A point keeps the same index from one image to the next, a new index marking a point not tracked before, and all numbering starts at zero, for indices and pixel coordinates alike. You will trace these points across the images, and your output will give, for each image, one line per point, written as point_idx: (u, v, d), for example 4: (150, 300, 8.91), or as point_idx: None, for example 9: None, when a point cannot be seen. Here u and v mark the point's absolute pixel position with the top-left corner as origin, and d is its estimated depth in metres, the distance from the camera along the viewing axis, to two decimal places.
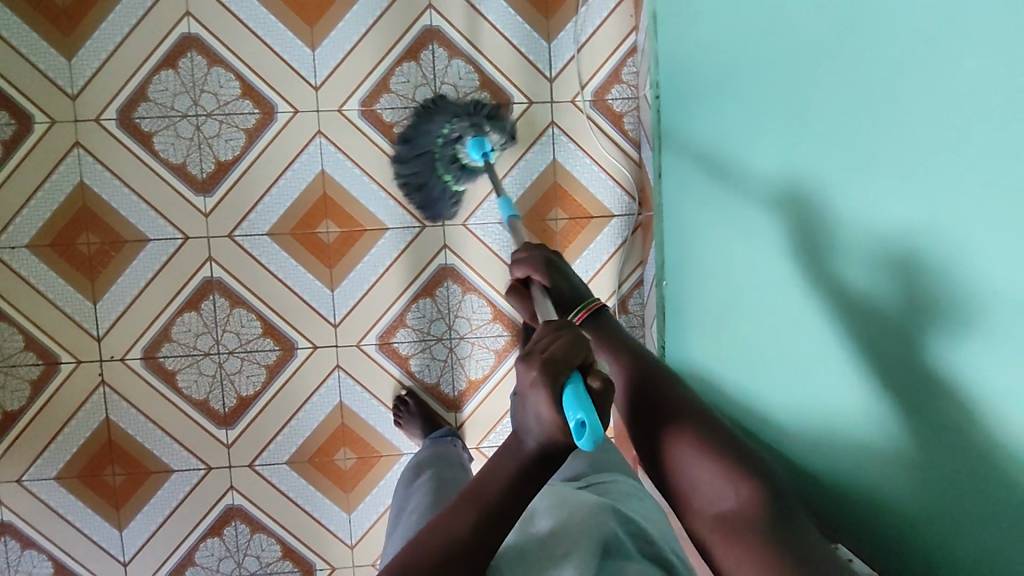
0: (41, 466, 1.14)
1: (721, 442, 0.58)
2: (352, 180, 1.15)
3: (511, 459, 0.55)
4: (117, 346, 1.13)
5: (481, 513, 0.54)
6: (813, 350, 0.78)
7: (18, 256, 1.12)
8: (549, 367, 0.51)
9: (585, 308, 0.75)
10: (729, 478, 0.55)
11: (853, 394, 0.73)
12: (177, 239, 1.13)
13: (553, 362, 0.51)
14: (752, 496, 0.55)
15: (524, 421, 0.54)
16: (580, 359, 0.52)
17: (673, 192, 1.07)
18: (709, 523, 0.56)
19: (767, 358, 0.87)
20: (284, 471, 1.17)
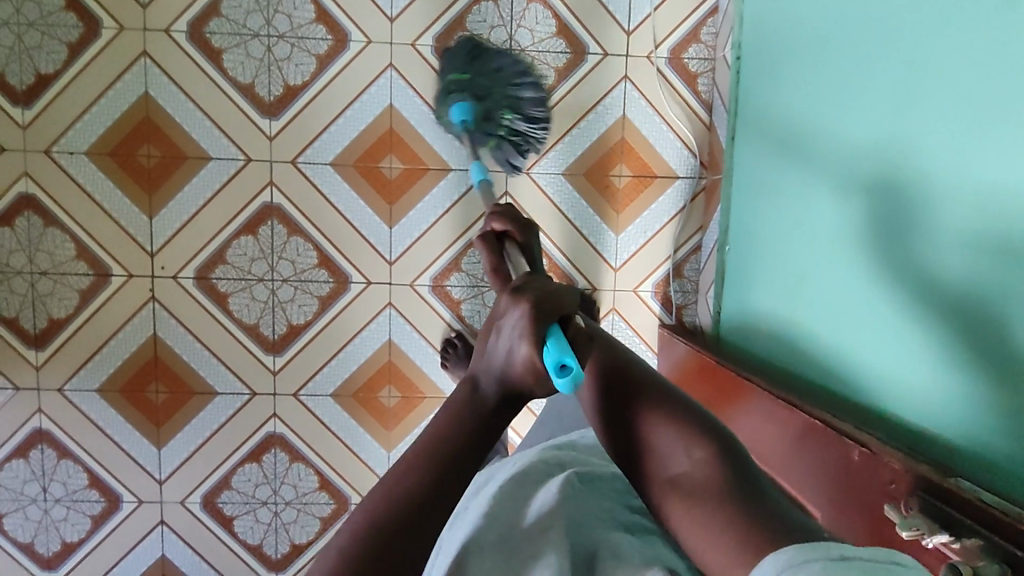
0: (84, 377, 1.13)
1: (687, 413, 0.50)
2: (419, 116, 1.13)
3: (467, 415, 0.49)
4: (170, 264, 1.12)
5: (435, 469, 0.46)
6: (869, 309, 0.77)
7: (76, 162, 1.10)
8: (541, 303, 0.47)
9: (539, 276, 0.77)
10: (686, 441, 0.48)
11: (922, 343, 0.69)
12: (238, 160, 1.11)
13: (544, 302, 0.48)
14: (718, 462, 0.47)
15: (490, 363, 0.49)
16: (564, 307, 0.49)
17: (747, 156, 1.07)
18: (664, 488, 0.48)
19: (822, 320, 0.86)
20: (328, 404, 1.17)
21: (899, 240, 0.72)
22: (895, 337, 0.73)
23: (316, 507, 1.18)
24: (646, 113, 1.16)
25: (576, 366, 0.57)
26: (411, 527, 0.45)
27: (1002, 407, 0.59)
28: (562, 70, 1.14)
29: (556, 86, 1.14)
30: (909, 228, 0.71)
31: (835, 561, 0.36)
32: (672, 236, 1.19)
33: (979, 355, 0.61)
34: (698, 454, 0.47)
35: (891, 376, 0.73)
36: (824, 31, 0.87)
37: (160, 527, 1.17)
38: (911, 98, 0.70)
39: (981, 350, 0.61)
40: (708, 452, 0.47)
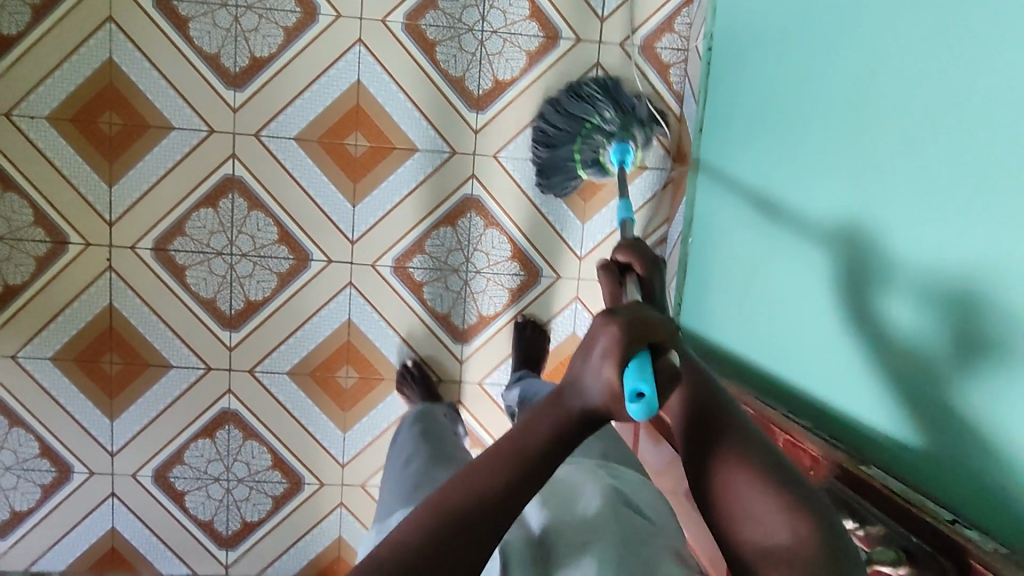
0: (38, 345, 1.12)
1: (786, 481, 0.45)
2: (387, 94, 1.12)
3: (550, 420, 0.46)
4: (128, 233, 1.11)
5: (510, 474, 0.44)
6: (819, 305, 0.76)
7: (36, 127, 1.08)
8: (633, 326, 0.45)
9: None
10: (788, 516, 0.43)
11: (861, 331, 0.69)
12: (201, 131, 1.10)
13: (634, 326, 0.45)
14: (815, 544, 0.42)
15: (574, 373, 0.46)
16: (655, 337, 0.47)
17: (712, 147, 1.05)
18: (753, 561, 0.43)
19: (773, 312, 0.86)
20: (284, 382, 1.16)
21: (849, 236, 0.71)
22: (840, 332, 0.72)
23: (269, 485, 1.17)
24: None
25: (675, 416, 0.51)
26: (478, 527, 0.43)
27: (943, 401, 0.59)
28: (534, 54, 1.13)
29: (527, 70, 1.13)
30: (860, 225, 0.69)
31: None
32: (640, 225, 1.16)
33: (928, 355, 0.61)
34: (800, 533, 0.42)
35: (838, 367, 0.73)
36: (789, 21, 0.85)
37: (110, 499, 1.16)
38: (864, 92, 0.69)
39: (920, 341, 0.62)
40: (806, 522, 0.43)
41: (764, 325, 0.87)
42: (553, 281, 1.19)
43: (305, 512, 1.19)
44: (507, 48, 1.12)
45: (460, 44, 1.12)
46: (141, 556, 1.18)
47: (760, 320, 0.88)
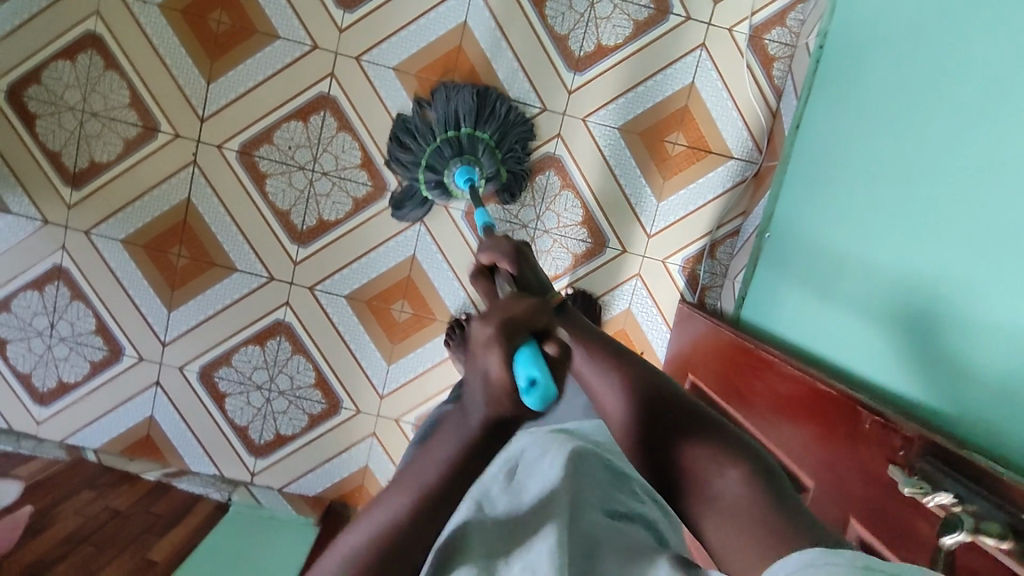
0: (112, 225, 1.14)
1: (716, 440, 0.45)
2: (490, 40, 1.12)
3: (453, 442, 0.41)
4: (217, 132, 1.13)
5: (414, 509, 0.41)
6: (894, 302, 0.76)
7: (147, 13, 1.10)
8: (513, 321, 0.39)
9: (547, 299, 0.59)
10: (717, 460, 0.43)
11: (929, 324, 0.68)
12: (305, 46, 1.11)
13: (514, 321, 0.39)
14: (748, 480, 0.42)
15: (467, 382, 0.41)
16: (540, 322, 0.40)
17: (805, 147, 1.05)
18: (705, 514, 0.43)
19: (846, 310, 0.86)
20: (341, 305, 1.18)
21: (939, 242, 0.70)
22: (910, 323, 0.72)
23: (307, 403, 1.20)
24: (716, 86, 1.14)
25: (614, 414, 0.50)
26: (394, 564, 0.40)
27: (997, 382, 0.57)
28: (642, 25, 1.12)
29: (632, 39, 1.13)
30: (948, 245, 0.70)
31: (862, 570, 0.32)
32: (716, 214, 1.18)
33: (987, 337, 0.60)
34: (731, 474, 0.43)
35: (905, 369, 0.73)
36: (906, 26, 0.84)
37: (154, 388, 1.19)
38: (979, 101, 0.68)
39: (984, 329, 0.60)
40: (739, 473, 0.43)
41: (840, 316, 0.87)
42: (618, 254, 1.19)
43: (337, 436, 1.21)
44: (617, 15, 1.12)
45: (570, 3, 1.12)
46: (172, 448, 1.21)
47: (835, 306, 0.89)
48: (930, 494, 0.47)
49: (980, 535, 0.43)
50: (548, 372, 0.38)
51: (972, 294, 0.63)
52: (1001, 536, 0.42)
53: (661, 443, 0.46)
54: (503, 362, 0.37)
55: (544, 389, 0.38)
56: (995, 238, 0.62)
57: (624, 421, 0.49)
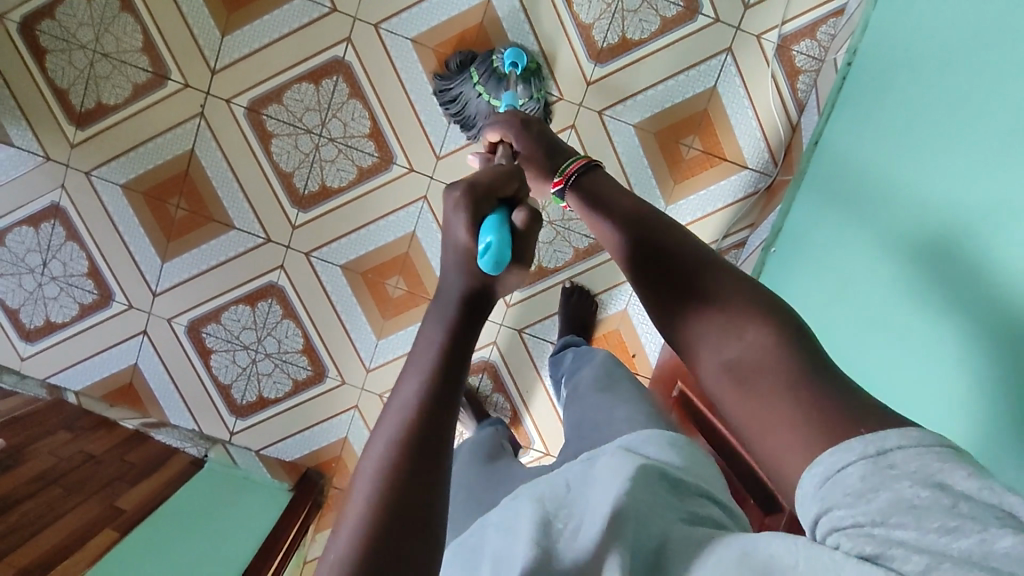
0: (113, 169, 1.13)
1: (739, 301, 0.48)
2: (513, 21, 1.10)
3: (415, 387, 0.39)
4: (228, 86, 1.11)
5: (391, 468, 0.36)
6: None
7: None
8: (479, 188, 0.45)
9: (573, 162, 0.63)
10: (737, 321, 0.47)
11: None
12: (324, 7, 1.09)
13: (479, 187, 0.45)
14: (769, 338, 0.45)
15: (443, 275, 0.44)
16: (507, 192, 0.47)
17: (820, 165, 1.03)
18: (720, 369, 0.47)
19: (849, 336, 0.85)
20: (336, 274, 1.17)
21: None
22: None
23: (292, 368, 1.20)
24: (737, 93, 1.12)
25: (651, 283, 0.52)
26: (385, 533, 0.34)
27: None
28: (669, 22, 1.10)
29: (658, 36, 1.10)
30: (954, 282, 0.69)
31: (872, 455, 0.37)
32: (723, 224, 1.16)
33: None
34: (750, 333, 0.46)
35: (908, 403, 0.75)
36: (937, 51, 0.81)
37: (141, 336, 1.19)
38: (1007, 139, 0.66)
39: None
40: (758, 331, 0.46)
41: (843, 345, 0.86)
42: None
43: (319, 405, 1.21)
44: (644, 9, 1.09)
45: None
46: (154, 398, 1.21)
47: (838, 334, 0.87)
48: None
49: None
50: (502, 235, 0.42)
51: None
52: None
53: (686, 307, 0.50)
54: (471, 230, 0.43)
55: (496, 249, 0.41)
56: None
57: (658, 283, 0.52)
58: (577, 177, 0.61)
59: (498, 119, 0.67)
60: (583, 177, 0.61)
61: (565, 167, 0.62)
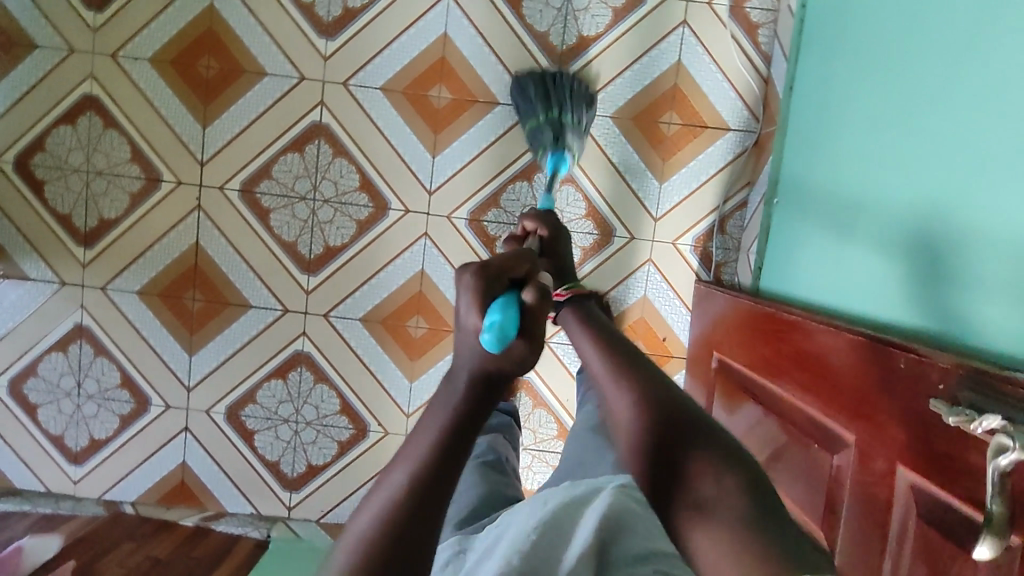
0: (126, 279, 1.17)
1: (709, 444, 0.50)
2: (472, 47, 1.13)
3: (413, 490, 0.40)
4: (218, 174, 1.15)
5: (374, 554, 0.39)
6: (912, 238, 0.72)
7: (138, 68, 1.13)
8: (488, 273, 0.42)
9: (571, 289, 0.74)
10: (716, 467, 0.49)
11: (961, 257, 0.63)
12: (292, 78, 1.13)
13: (488, 271, 0.42)
14: (742, 493, 0.47)
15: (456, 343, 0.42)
16: (521, 271, 0.44)
17: (800, 107, 1.04)
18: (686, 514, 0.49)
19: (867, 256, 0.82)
20: (356, 328, 1.18)
21: (948, 173, 0.67)
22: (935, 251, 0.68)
23: (335, 430, 1.19)
24: (702, 61, 1.13)
25: (631, 406, 0.53)
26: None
27: None
28: (620, 11, 1.12)
29: (612, 26, 1.13)
30: (947, 173, 0.67)
31: None
32: (720, 189, 1.16)
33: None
34: (724, 485, 0.48)
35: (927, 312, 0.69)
36: None
37: (184, 434, 1.19)
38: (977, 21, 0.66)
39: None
40: (735, 484, 0.48)
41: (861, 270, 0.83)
42: (627, 242, 1.17)
43: (369, 459, 1.20)
44: (594, 5, 1.12)
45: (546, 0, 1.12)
46: (207, 491, 1.20)
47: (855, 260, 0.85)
48: (979, 420, 0.42)
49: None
50: (511, 318, 0.39)
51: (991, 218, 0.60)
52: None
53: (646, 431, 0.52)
54: (478, 305, 0.40)
55: (500, 330, 0.39)
56: (1009, 151, 0.58)
57: (617, 403, 0.55)
58: (576, 298, 0.73)
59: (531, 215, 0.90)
60: (574, 304, 0.72)
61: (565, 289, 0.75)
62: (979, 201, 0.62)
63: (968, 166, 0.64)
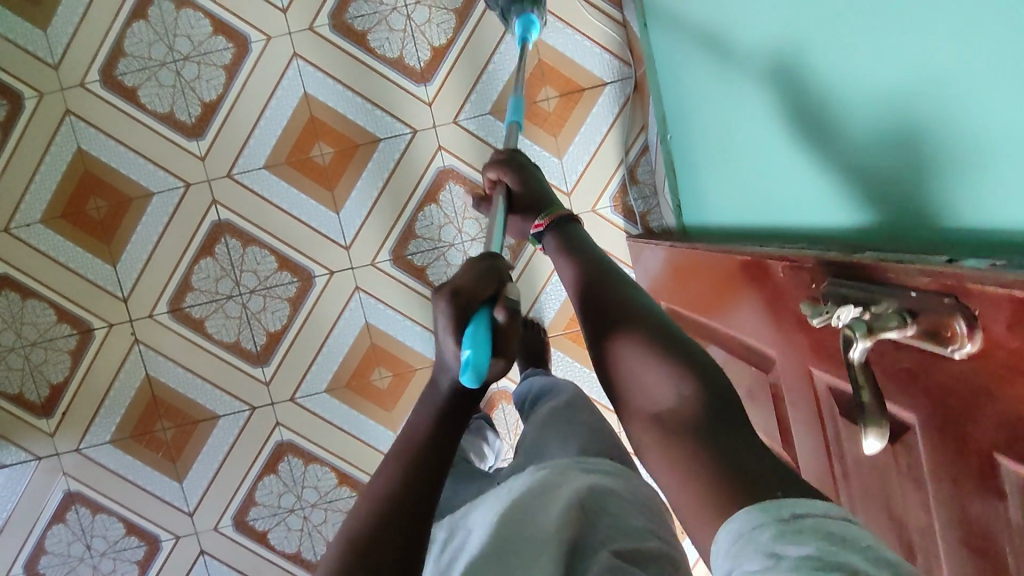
0: (95, 432, 1.17)
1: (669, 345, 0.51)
2: (336, 97, 1.13)
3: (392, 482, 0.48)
4: (143, 304, 1.16)
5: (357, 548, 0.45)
6: (785, 132, 0.71)
7: (34, 232, 1.14)
8: (459, 295, 0.52)
9: (550, 216, 0.76)
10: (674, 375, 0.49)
11: (827, 138, 0.63)
12: (178, 188, 1.14)
13: (460, 293, 0.52)
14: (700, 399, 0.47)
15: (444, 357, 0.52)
16: (489, 291, 0.53)
17: (661, 40, 1.02)
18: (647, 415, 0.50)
19: (747, 188, 0.84)
20: (325, 400, 1.19)
21: (800, 61, 0.65)
22: (804, 140, 0.68)
23: (342, 502, 1.20)
24: (557, 28, 1.12)
25: (599, 334, 0.56)
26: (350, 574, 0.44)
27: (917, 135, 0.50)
28: (461, 11, 1.11)
29: (460, 28, 1.12)
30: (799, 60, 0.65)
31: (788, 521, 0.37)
32: (618, 142, 1.15)
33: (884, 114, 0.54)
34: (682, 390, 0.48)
35: (812, 205, 0.69)
36: None
37: (202, 556, 1.20)
38: None
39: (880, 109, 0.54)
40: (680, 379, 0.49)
41: (748, 180, 0.83)
42: None
43: None
44: (435, 14, 1.11)
45: (388, 26, 1.11)
46: None
47: (742, 172, 0.85)
48: (830, 314, 0.42)
49: (876, 335, 0.39)
50: (480, 349, 0.49)
51: (845, 95, 0.59)
52: (901, 326, 0.39)
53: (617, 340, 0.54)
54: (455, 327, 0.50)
55: (472, 362, 0.49)
56: (840, 24, 0.57)
57: (596, 329, 0.57)
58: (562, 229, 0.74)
59: (497, 159, 0.86)
60: (561, 240, 0.72)
61: (543, 219, 0.77)
62: (829, 83, 0.61)
63: (806, 51, 0.63)
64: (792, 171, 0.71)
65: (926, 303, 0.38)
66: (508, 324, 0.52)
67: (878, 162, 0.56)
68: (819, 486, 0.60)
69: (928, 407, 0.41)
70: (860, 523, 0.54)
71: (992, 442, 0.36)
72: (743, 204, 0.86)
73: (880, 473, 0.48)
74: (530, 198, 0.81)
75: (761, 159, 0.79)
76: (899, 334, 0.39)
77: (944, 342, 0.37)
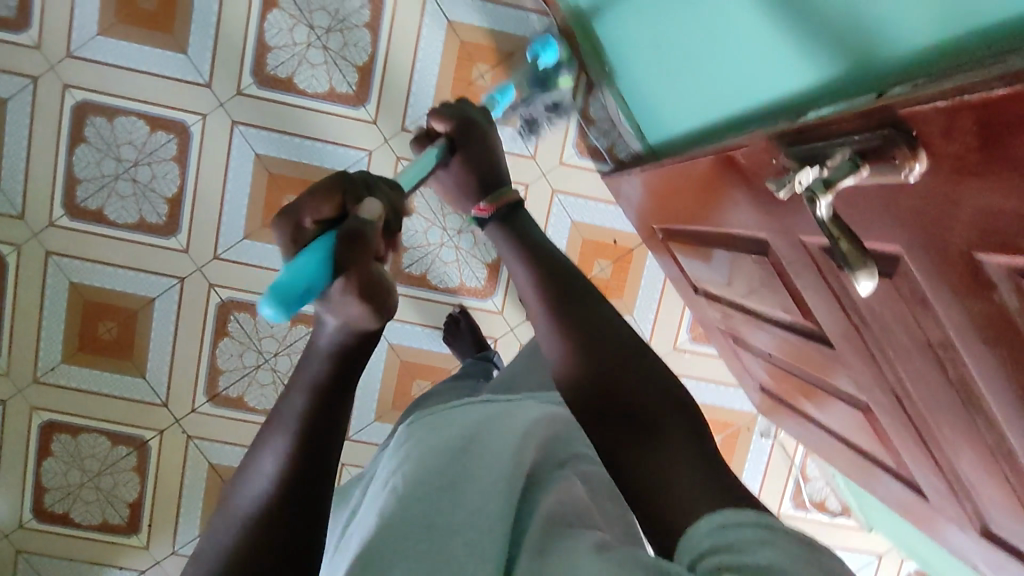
0: (184, 531, 1.22)
1: (645, 370, 0.53)
2: (286, 148, 1.15)
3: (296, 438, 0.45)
4: (183, 401, 1.20)
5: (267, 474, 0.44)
6: (709, 23, 0.73)
7: (61, 373, 1.18)
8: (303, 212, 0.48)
9: (494, 199, 0.69)
10: (657, 395, 0.51)
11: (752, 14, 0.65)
12: (174, 285, 1.17)
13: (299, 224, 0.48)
14: (673, 410, 0.50)
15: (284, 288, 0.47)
16: (334, 207, 0.49)
17: None
18: (630, 433, 0.49)
19: (708, 96, 0.82)
20: (379, 428, 1.23)
21: None
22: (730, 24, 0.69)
23: None
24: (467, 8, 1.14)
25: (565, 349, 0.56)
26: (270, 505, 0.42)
27: None
28: (372, 23, 1.12)
29: (377, 40, 1.13)
30: None
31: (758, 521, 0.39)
32: (563, 91, 1.17)
33: None
34: (664, 409, 0.49)
35: (758, 84, 0.71)
36: None
37: None
38: None
39: None
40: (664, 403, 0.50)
41: (689, 83, 0.85)
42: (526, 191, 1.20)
43: None
44: (349, 36, 1.13)
45: (310, 64, 1.13)
46: None
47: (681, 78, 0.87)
48: (791, 182, 0.46)
49: (837, 183, 0.42)
50: (313, 277, 0.44)
51: None
52: (855, 171, 0.42)
53: (605, 363, 0.54)
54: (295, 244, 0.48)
55: (297, 289, 0.43)
56: None
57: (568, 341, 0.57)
58: (504, 211, 0.69)
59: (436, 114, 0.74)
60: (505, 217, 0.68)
61: (485, 202, 0.69)
62: None
63: None
64: (728, 59, 0.73)
65: (878, 145, 0.42)
66: (344, 242, 0.45)
67: (813, 19, 0.58)
68: (846, 340, 0.63)
69: (912, 228, 0.43)
70: (893, 359, 0.56)
71: (970, 242, 0.39)
72: (694, 106, 0.88)
73: (889, 306, 0.51)
74: (477, 179, 0.70)
75: (693, 61, 0.80)
76: (855, 180, 0.43)
77: (897, 170, 0.41)
